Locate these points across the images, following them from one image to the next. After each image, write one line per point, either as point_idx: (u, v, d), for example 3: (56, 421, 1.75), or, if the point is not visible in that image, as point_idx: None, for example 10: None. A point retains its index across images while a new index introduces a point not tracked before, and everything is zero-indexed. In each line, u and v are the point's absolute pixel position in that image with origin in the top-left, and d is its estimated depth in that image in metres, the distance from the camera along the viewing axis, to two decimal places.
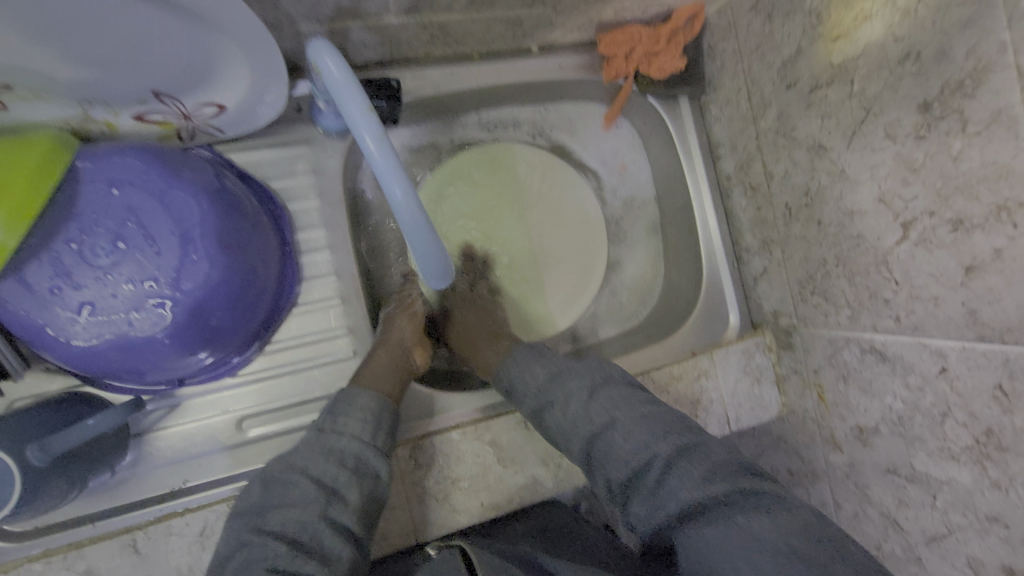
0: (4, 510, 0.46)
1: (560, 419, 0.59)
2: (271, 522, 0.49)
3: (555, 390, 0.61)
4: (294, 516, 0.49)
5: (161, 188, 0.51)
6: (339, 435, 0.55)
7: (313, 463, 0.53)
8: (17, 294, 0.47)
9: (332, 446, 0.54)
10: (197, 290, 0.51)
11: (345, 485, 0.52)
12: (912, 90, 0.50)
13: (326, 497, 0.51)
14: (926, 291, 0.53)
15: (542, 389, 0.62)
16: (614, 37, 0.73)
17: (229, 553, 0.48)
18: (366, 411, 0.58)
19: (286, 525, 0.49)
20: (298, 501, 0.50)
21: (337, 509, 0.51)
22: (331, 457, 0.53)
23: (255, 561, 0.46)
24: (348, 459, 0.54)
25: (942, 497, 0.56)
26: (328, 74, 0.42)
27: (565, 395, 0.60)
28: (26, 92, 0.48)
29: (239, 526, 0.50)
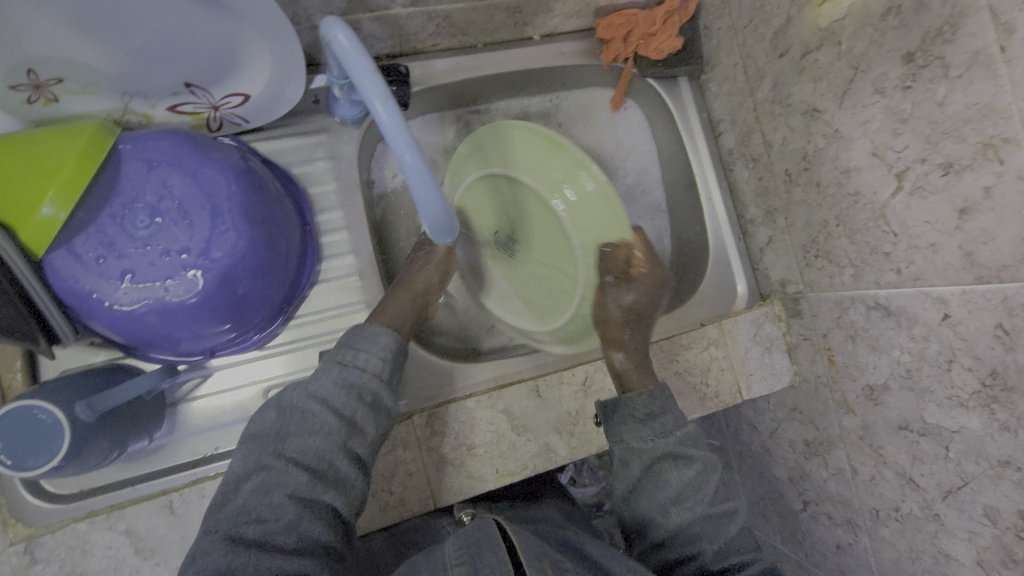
0: (53, 460, 0.50)
1: (678, 480, 0.63)
2: (292, 448, 0.53)
3: (693, 451, 0.64)
4: (314, 445, 0.53)
5: (193, 166, 0.56)
6: (361, 374, 0.58)
7: (333, 397, 0.56)
8: (68, 264, 0.52)
9: (354, 382, 0.57)
10: (225, 258, 0.56)
11: (363, 419, 0.56)
12: (896, 43, 0.52)
13: (346, 431, 0.54)
14: (924, 240, 0.54)
15: (682, 443, 0.64)
16: (611, 21, 0.76)
17: (245, 474, 0.52)
18: (387, 349, 0.60)
19: (304, 454, 0.53)
20: (319, 431, 0.54)
21: (356, 441, 0.55)
22: (351, 393, 0.56)
23: (275, 488, 0.51)
24: (366, 396, 0.57)
25: (954, 447, 0.56)
26: (339, 45, 0.44)
27: (702, 460, 0.64)
28: (76, 86, 0.54)
29: (255, 449, 0.53)
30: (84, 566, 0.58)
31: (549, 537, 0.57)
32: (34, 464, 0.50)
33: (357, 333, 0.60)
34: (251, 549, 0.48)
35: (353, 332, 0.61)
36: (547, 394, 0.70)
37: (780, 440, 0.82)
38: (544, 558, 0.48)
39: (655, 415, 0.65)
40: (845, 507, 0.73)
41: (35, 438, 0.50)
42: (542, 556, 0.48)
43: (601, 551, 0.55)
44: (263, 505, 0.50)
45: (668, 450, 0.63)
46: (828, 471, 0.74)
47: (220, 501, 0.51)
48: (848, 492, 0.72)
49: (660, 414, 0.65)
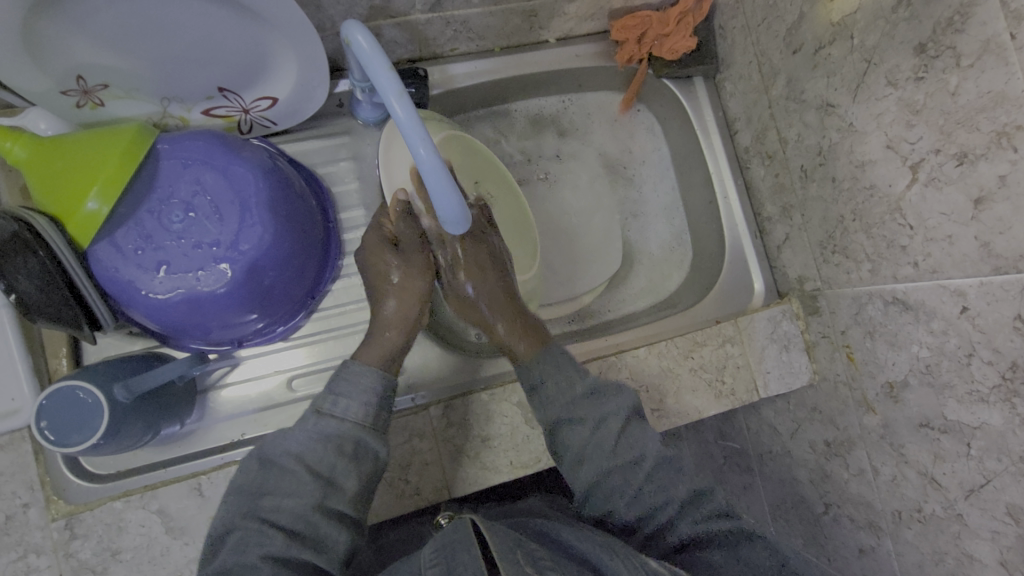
0: (92, 439, 0.53)
1: (575, 438, 0.58)
2: (267, 508, 0.50)
3: (586, 410, 0.59)
4: (288, 505, 0.50)
5: (223, 164, 0.60)
6: (339, 422, 0.55)
7: (309, 451, 0.53)
8: (110, 254, 0.56)
9: (332, 432, 0.54)
10: (253, 251, 0.59)
11: (343, 473, 0.53)
12: (907, 35, 0.53)
13: (322, 490, 0.51)
14: (940, 231, 0.53)
15: (571, 404, 0.59)
16: (625, 22, 0.78)
17: (221, 536, 0.49)
18: (369, 392, 0.57)
19: (282, 515, 0.50)
20: (296, 491, 0.51)
21: (334, 498, 0.52)
22: (330, 446, 0.53)
23: (251, 546, 0.47)
24: (347, 445, 0.54)
25: (976, 444, 0.54)
26: (358, 46, 0.46)
27: (596, 417, 0.58)
28: (120, 91, 0.59)
29: (237, 503, 0.51)
30: (118, 543, 0.60)
31: (526, 529, 0.57)
32: (74, 442, 0.53)
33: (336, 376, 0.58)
34: None
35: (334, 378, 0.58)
36: None
37: (801, 441, 0.81)
38: (519, 551, 0.46)
39: (538, 386, 0.61)
40: (868, 510, 0.71)
41: (77, 416, 0.53)
42: (515, 548, 0.47)
43: (578, 534, 0.54)
44: (235, 567, 0.46)
45: (558, 417, 0.59)
46: (849, 471, 0.73)
47: (207, 558, 0.49)
48: (870, 494, 0.70)
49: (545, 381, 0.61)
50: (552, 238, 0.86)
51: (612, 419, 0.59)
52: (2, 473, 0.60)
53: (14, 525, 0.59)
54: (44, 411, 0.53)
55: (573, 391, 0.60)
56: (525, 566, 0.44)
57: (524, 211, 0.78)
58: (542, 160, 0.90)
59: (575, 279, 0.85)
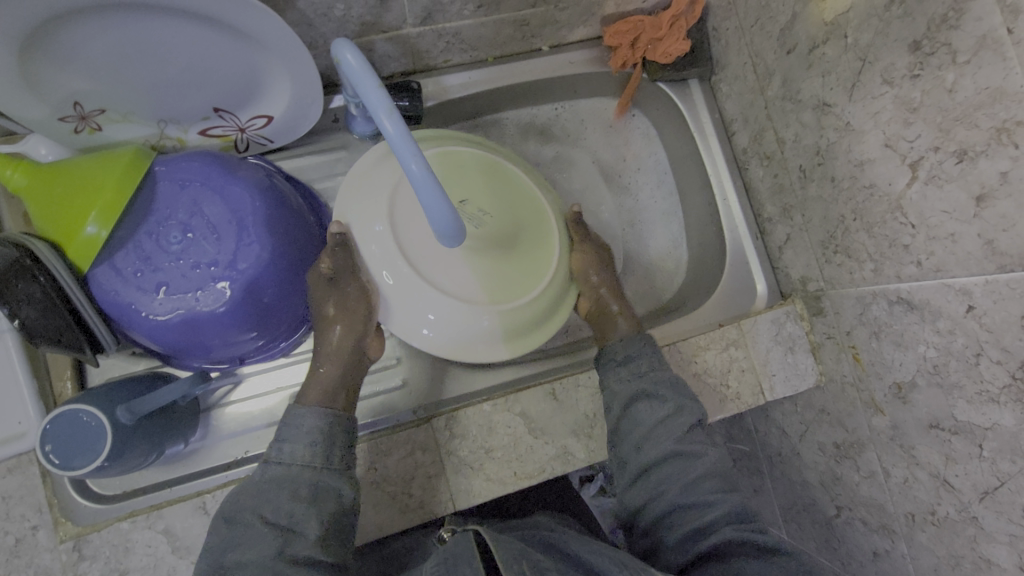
0: (95, 463, 0.54)
1: (649, 413, 0.64)
2: (230, 561, 0.49)
3: (668, 392, 0.65)
4: (249, 556, 0.49)
5: (220, 184, 0.60)
6: (292, 467, 0.55)
7: (265, 499, 0.52)
8: (110, 277, 0.56)
9: (281, 477, 0.54)
10: (251, 269, 0.59)
11: (302, 518, 0.52)
12: (902, 32, 0.52)
13: (281, 538, 0.50)
14: (943, 229, 0.53)
15: (654, 379, 0.66)
16: (617, 28, 0.78)
17: None
18: (314, 432, 0.57)
19: (244, 567, 0.48)
20: (257, 539, 0.50)
21: (297, 544, 0.51)
22: (284, 491, 0.53)
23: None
24: (301, 488, 0.54)
25: (988, 446, 0.53)
26: (347, 64, 0.46)
27: (674, 403, 0.64)
28: (117, 116, 0.60)
29: (205, 564, 0.50)
30: (126, 563, 0.60)
31: (533, 540, 0.56)
32: (78, 465, 0.53)
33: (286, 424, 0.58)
34: None
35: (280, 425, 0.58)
36: (564, 397, 0.71)
37: (809, 443, 0.79)
38: (522, 558, 0.46)
39: (632, 358, 0.68)
40: (880, 512, 0.70)
41: (82, 440, 0.54)
42: (520, 558, 0.46)
43: (589, 548, 0.53)
44: None
45: (640, 388, 0.65)
46: (860, 474, 0.72)
47: None
48: (882, 496, 0.69)
49: (638, 357, 0.68)
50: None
51: (677, 412, 0.64)
52: (11, 496, 0.60)
53: (23, 548, 0.60)
54: (48, 435, 0.53)
55: (657, 371, 0.67)
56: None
57: (532, 225, 0.67)
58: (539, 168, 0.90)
59: None
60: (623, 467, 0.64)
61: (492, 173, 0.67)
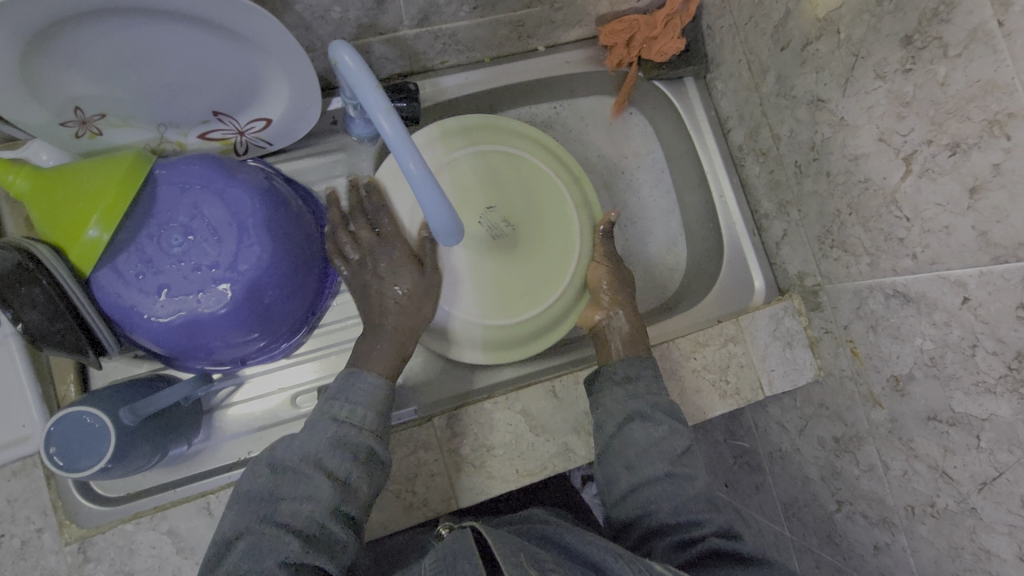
0: (99, 464, 0.54)
1: (640, 434, 0.63)
2: (282, 512, 0.50)
3: (660, 414, 0.64)
4: (305, 508, 0.50)
5: (220, 187, 0.60)
6: (357, 431, 0.56)
7: (327, 455, 0.53)
8: (112, 280, 0.57)
9: (348, 439, 0.55)
10: (252, 271, 0.60)
11: (358, 478, 0.54)
12: (894, 27, 0.53)
13: (339, 494, 0.52)
14: (937, 222, 0.53)
15: (648, 400, 0.66)
16: (612, 27, 0.78)
17: (230, 540, 0.49)
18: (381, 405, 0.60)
19: (297, 518, 0.49)
20: (313, 494, 0.51)
21: (349, 501, 0.52)
22: (344, 450, 0.54)
23: (268, 551, 0.47)
24: (361, 451, 0.55)
25: (985, 436, 0.54)
26: (344, 65, 0.46)
27: (668, 427, 0.64)
28: (117, 120, 0.60)
29: (246, 509, 0.50)
30: (130, 565, 0.61)
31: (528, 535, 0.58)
32: (83, 466, 0.54)
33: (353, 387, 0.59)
34: None
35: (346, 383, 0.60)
36: (563, 395, 0.71)
37: (809, 438, 0.80)
38: (520, 554, 0.46)
39: (632, 379, 0.67)
40: (880, 506, 0.70)
41: (86, 442, 0.54)
42: (518, 552, 0.46)
43: (580, 539, 0.54)
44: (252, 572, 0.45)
45: (636, 409, 0.65)
46: (860, 467, 0.72)
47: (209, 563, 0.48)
48: (882, 489, 0.69)
49: (638, 378, 0.67)
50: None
51: (666, 437, 0.63)
52: (16, 499, 0.61)
53: (29, 550, 0.60)
54: (54, 437, 0.53)
55: (650, 394, 0.66)
56: (528, 569, 0.44)
57: (547, 211, 0.73)
58: None
59: None
60: (612, 484, 0.64)
61: (500, 170, 0.72)
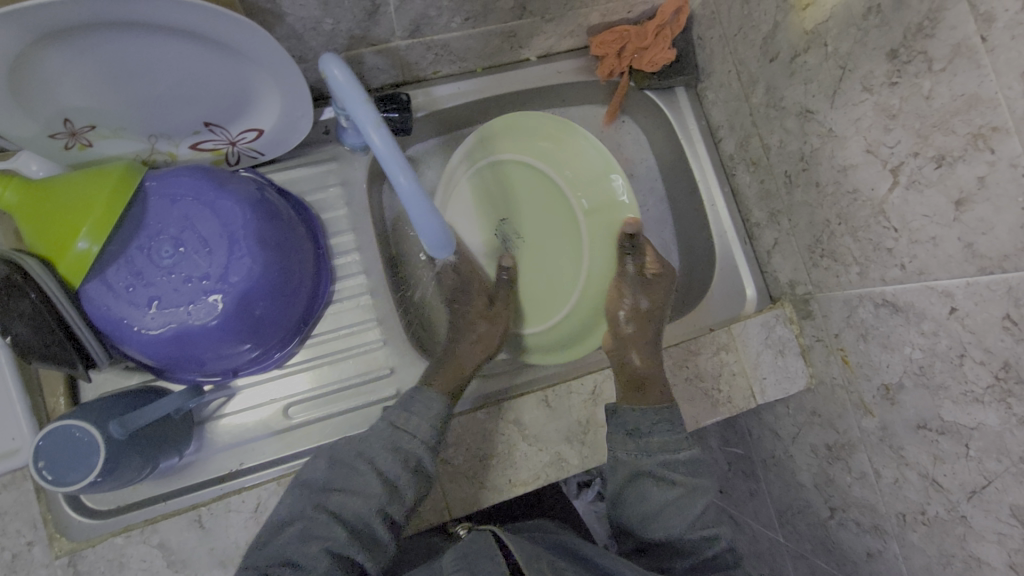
0: (88, 478, 0.54)
1: (655, 493, 0.64)
2: (334, 502, 0.56)
3: (682, 475, 0.65)
4: (356, 504, 0.57)
5: (211, 199, 0.60)
6: (412, 439, 0.62)
7: (381, 457, 0.60)
8: (101, 292, 0.56)
9: (401, 447, 0.61)
10: (243, 282, 0.60)
11: (406, 484, 0.59)
12: (879, 41, 0.53)
13: (387, 496, 0.58)
14: (924, 233, 0.54)
15: (666, 463, 0.66)
16: (604, 38, 0.79)
17: (288, 521, 0.55)
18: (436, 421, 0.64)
19: (346, 509, 0.56)
20: (363, 490, 0.57)
21: (394, 505, 0.58)
22: (396, 456, 0.60)
23: (316, 536, 0.53)
24: (411, 461, 0.60)
25: (974, 445, 0.54)
26: (334, 79, 0.47)
27: (687, 487, 0.65)
28: (108, 132, 0.60)
29: (304, 496, 0.57)
30: None
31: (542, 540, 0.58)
32: (71, 480, 0.53)
33: (414, 399, 0.65)
34: None
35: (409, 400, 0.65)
36: (556, 404, 0.71)
37: (802, 447, 0.80)
38: (540, 559, 0.49)
39: (642, 433, 0.67)
40: (872, 513, 0.70)
41: (75, 456, 0.54)
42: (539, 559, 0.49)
43: (598, 551, 0.56)
44: (302, 554, 0.52)
45: (650, 467, 0.65)
46: (852, 475, 0.72)
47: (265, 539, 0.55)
48: (873, 497, 0.69)
49: (649, 431, 0.67)
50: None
51: (688, 496, 0.64)
52: (6, 513, 0.61)
53: (20, 563, 0.61)
54: (42, 451, 0.53)
55: (669, 452, 0.66)
56: (544, 568, 0.48)
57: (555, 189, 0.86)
58: None
59: None
60: (627, 533, 0.66)
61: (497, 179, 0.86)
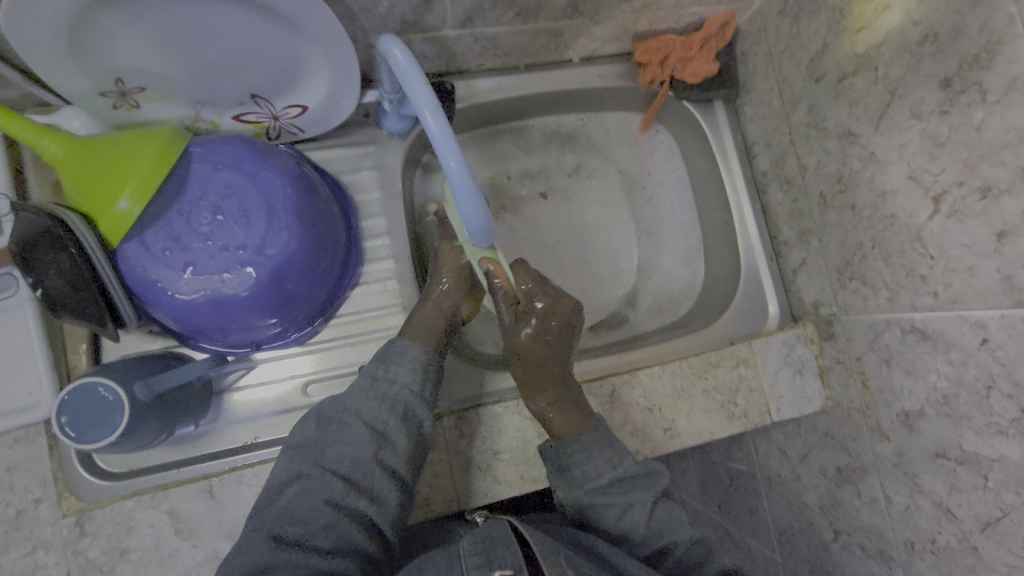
0: (112, 438, 0.54)
1: (601, 519, 0.63)
2: (329, 457, 0.56)
3: (614, 493, 0.62)
4: (348, 455, 0.56)
5: (253, 169, 0.60)
6: (396, 388, 0.61)
7: (365, 409, 0.59)
8: (138, 253, 0.56)
9: (384, 393, 0.60)
10: (278, 255, 0.60)
11: (394, 432, 0.58)
12: (933, 69, 0.54)
13: (377, 443, 0.57)
14: (962, 262, 0.54)
15: (596, 490, 0.62)
16: (648, 45, 0.79)
17: (286, 480, 0.55)
18: (416, 361, 0.62)
19: (340, 462, 0.56)
20: (354, 442, 0.57)
21: (387, 452, 0.57)
22: (383, 404, 0.59)
23: (315, 491, 0.54)
24: (398, 407, 0.59)
25: (993, 476, 0.54)
26: (394, 60, 0.47)
27: (624, 502, 0.62)
28: (156, 94, 0.60)
29: (296, 455, 0.57)
30: (127, 542, 0.61)
31: (557, 535, 0.58)
32: (93, 438, 0.54)
33: (387, 350, 0.63)
34: (291, 548, 0.50)
35: (384, 351, 0.63)
36: None
37: (811, 467, 0.80)
38: (559, 554, 0.52)
39: (568, 468, 0.63)
40: (879, 539, 0.71)
41: (100, 415, 0.54)
42: (557, 551, 0.52)
43: (612, 551, 0.57)
44: (304, 508, 0.53)
45: (583, 500, 0.63)
46: (861, 499, 0.72)
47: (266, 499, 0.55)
48: (882, 522, 0.70)
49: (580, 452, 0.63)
50: (581, 243, 0.92)
51: (634, 505, 0.62)
52: (16, 467, 0.61)
53: (24, 521, 0.60)
54: (65, 407, 0.53)
55: (600, 479, 0.62)
56: (565, 567, 0.50)
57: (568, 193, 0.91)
58: (558, 176, 0.93)
59: (595, 294, 0.90)
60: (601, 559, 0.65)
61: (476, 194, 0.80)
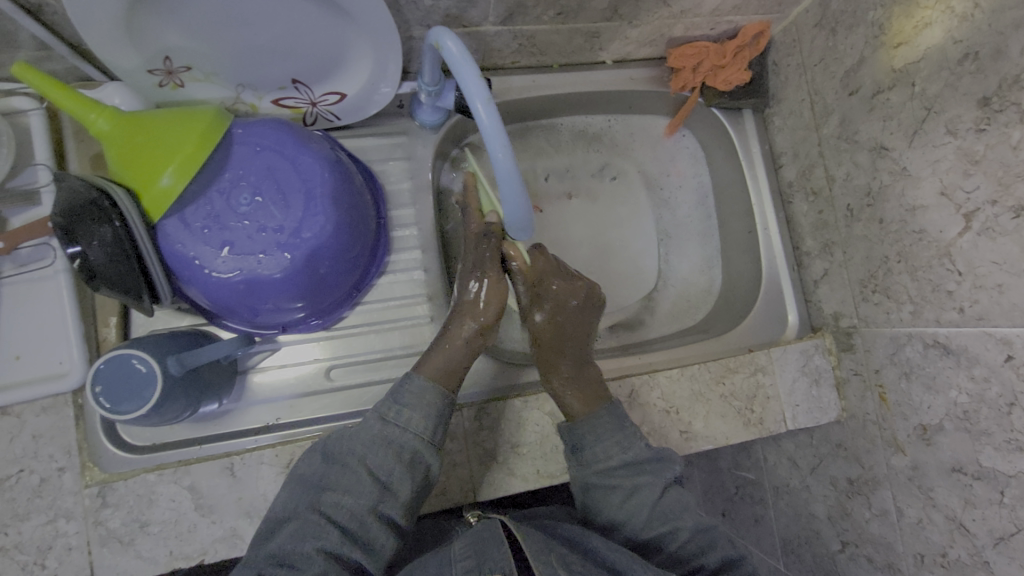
0: (144, 409, 0.54)
1: (608, 504, 0.63)
2: (327, 502, 0.54)
3: (624, 477, 0.63)
4: (347, 503, 0.54)
5: (293, 153, 0.61)
6: (402, 431, 0.58)
7: (369, 453, 0.57)
8: (178, 230, 0.57)
9: (393, 438, 0.58)
10: (314, 239, 0.60)
11: (399, 480, 0.57)
12: (972, 87, 0.55)
13: (378, 493, 0.55)
14: (990, 280, 0.55)
15: (604, 472, 0.63)
16: (682, 51, 0.80)
17: (282, 519, 0.54)
18: (431, 405, 0.60)
19: (338, 511, 0.54)
20: (355, 490, 0.55)
21: (387, 503, 0.56)
22: (389, 449, 0.57)
23: (308, 535, 0.52)
24: (405, 452, 0.57)
25: (1010, 492, 0.55)
26: (448, 52, 0.48)
27: (629, 487, 0.63)
28: (201, 75, 0.61)
29: (300, 494, 0.55)
30: (148, 515, 0.61)
31: (554, 532, 0.59)
32: (125, 410, 0.54)
33: (402, 389, 0.61)
34: None
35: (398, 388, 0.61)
36: None
37: (821, 478, 0.80)
38: (551, 553, 0.51)
39: (582, 449, 0.65)
40: (888, 551, 0.71)
41: (132, 387, 0.55)
42: (549, 551, 0.52)
43: (608, 544, 0.57)
44: (295, 554, 0.50)
45: (589, 480, 0.64)
46: (871, 511, 0.73)
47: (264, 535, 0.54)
48: (892, 535, 0.70)
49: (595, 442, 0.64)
50: (602, 244, 0.92)
51: (643, 488, 0.63)
52: (41, 436, 0.61)
53: (47, 488, 0.60)
54: (100, 376, 0.54)
55: (608, 462, 0.63)
56: (557, 568, 0.49)
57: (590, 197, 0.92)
58: (584, 176, 0.94)
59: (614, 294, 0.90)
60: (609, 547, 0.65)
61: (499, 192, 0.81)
